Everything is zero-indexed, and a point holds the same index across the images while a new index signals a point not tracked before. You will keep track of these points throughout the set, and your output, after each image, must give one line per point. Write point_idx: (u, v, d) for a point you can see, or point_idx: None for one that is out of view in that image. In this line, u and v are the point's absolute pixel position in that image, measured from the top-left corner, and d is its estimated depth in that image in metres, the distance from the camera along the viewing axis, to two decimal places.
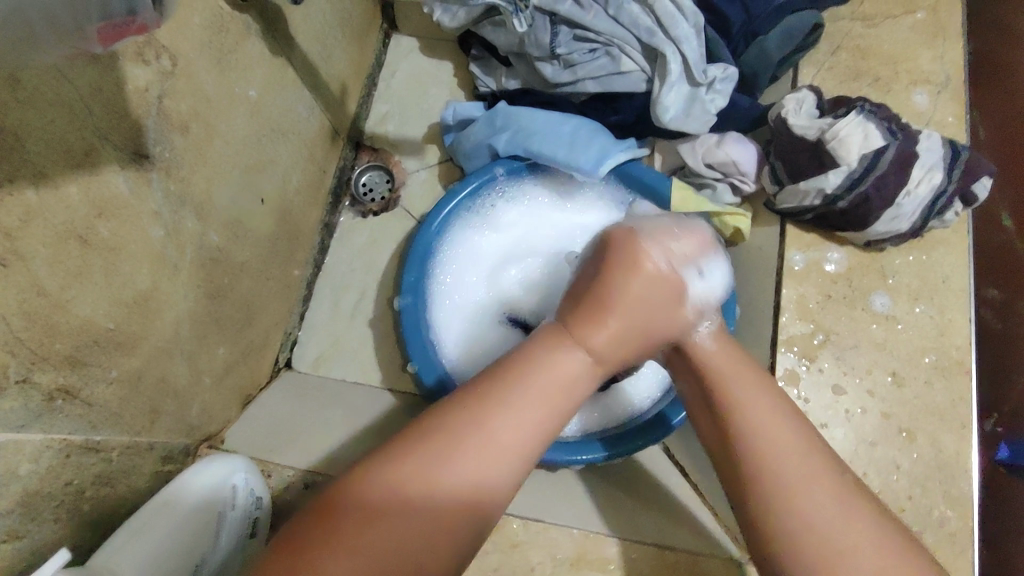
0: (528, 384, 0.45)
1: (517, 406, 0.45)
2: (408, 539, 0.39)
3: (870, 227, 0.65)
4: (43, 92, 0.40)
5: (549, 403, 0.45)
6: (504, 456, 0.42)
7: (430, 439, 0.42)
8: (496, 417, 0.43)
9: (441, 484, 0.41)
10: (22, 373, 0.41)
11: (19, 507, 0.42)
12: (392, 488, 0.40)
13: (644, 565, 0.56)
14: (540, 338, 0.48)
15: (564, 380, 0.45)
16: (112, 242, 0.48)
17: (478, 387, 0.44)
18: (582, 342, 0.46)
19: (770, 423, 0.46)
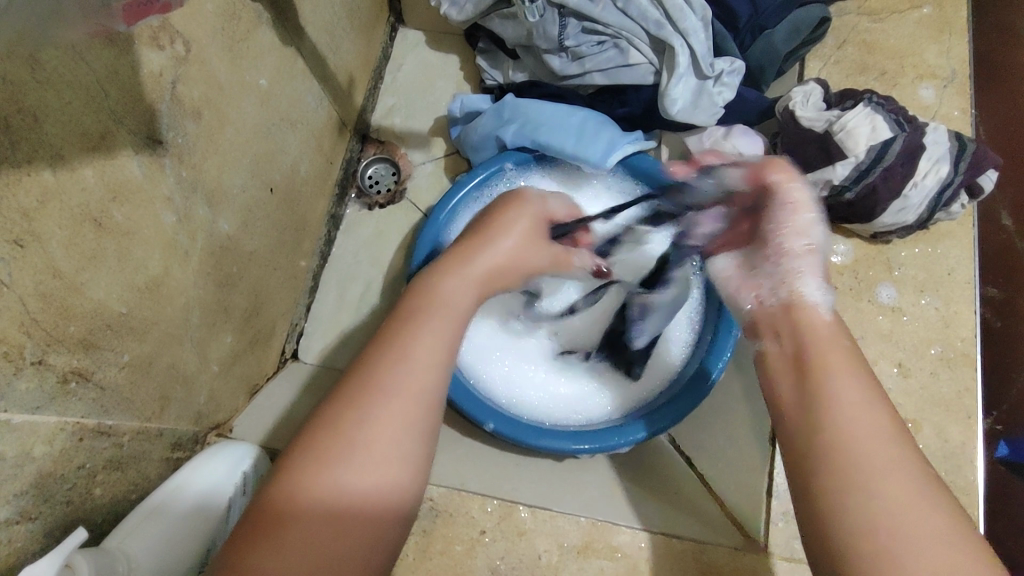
0: (450, 330, 0.46)
1: (436, 361, 0.43)
2: (353, 513, 0.37)
3: (877, 219, 0.66)
4: (62, 74, 0.40)
5: (442, 333, 0.45)
6: (419, 399, 0.41)
7: (347, 411, 0.40)
8: (406, 353, 0.43)
9: (371, 452, 0.39)
10: (37, 354, 0.41)
11: (33, 489, 0.43)
12: (316, 487, 0.37)
13: (652, 554, 0.57)
14: (448, 292, 0.48)
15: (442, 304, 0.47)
16: (125, 226, 0.48)
17: (396, 348, 0.43)
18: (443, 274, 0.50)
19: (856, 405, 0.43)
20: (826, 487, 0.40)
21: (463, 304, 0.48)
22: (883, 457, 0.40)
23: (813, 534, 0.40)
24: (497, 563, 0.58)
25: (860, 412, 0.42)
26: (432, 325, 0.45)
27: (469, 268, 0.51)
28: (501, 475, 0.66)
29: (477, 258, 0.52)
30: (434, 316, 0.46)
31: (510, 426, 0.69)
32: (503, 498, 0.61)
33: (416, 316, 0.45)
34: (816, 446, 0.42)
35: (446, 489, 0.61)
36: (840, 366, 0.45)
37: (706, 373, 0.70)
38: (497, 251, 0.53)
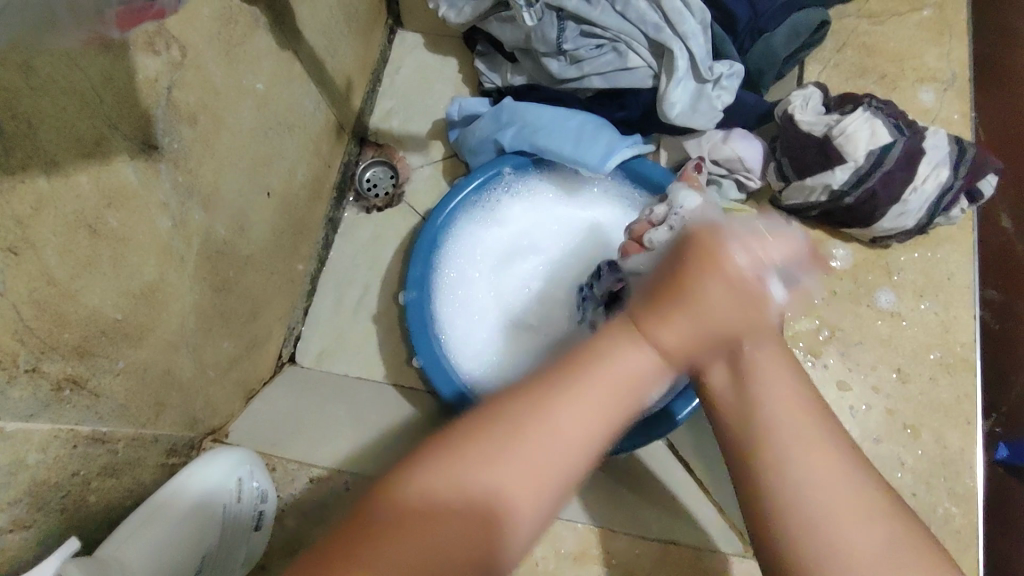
0: (610, 403, 0.39)
1: (590, 435, 0.39)
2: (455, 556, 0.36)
3: (876, 223, 0.65)
4: (56, 80, 0.39)
5: (608, 415, 0.39)
6: (561, 473, 0.38)
7: (487, 445, 0.38)
8: (556, 419, 0.38)
9: (495, 473, 0.37)
10: (31, 362, 0.41)
11: (27, 497, 0.42)
12: (437, 488, 0.37)
13: (649, 560, 0.57)
14: (635, 361, 0.39)
15: (622, 374, 0.39)
16: (120, 232, 0.48)
17: (557, 399, 0.39)
18: (644, 335, 0.40)
19: (787, 394, 0.40)
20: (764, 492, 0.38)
21: (650, 379, 0.40)
22: (826, 457, 0.38)
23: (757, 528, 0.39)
24: None
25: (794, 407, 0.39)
26: (593, 399, 0.39)
27: (715, 315, 0.40)
28: None
29: (718, 310, 0.39)
30: (601, 380, 0.39)
31: None
32: None
33: (587, 375, 0.39)
34: (753, 449, 0.39)
35: None
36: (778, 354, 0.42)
37: (672, 414, 0.69)
38: (710, 319, 0.39)
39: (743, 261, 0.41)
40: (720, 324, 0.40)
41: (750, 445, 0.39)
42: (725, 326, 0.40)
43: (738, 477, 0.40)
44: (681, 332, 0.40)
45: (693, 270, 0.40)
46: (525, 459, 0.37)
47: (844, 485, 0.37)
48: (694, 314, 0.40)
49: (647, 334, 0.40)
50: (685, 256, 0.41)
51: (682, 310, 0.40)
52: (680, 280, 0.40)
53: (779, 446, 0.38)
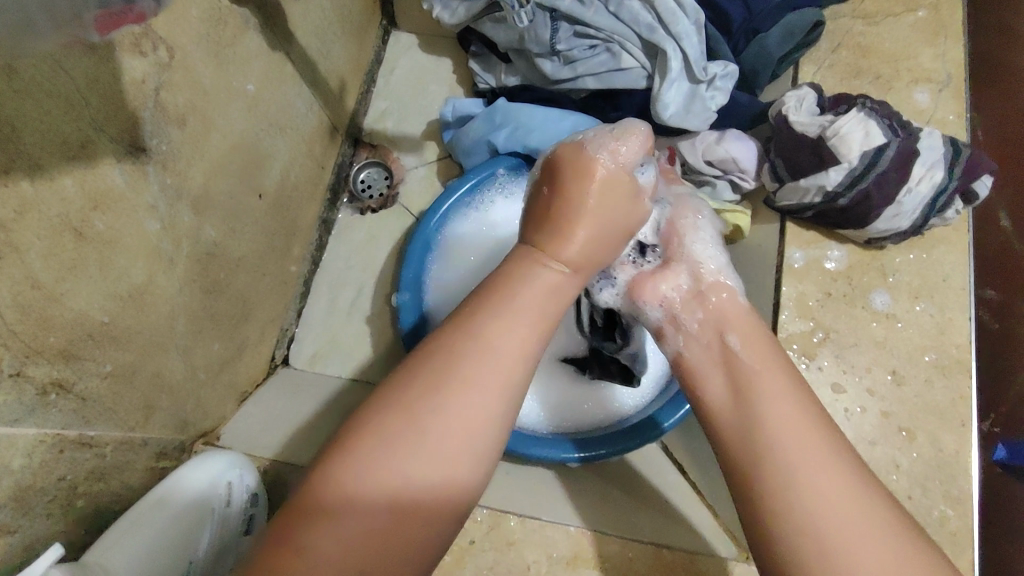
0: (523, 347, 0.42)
1: (495, 401, 0.40)
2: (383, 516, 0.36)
3: (870, 225, 0.65)
4: (39, 82, 0.39)
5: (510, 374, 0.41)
6: (486, 398, 0.39)
7: (408, 392, 0.39)
8: (478, 347, 0.40)
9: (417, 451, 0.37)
10: (15, 366, 0.40)
11: (11, 503, 0.42)
12: (364, 470, 0.36)
13: (641, 563, 0.56)
14: (534, 290, 0.44)
15: (526, 301, 0.43)
16: (107, 235, 0.47)
17: (456, 366, 0.39)
18: (548, 255, 0.46)
19: (785, 404, 0.44)
20: (762, 492, 0.41)
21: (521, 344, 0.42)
22: (821, 460, 0.41)
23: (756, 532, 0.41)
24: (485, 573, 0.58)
25: (791, 411, 0.43)
26: (514, 325, 0.42)
27: (570, 253, 0.46)
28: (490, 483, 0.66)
29: (599, 213, 0.48)
30: (528, 314, 0.43)
31: None
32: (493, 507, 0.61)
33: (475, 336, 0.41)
34: (749, 453, 0.43)
35: None
36: (765, 361, 0.47)
37: (658, 423, 0.69)
38: (599, 216, 0.48)
39: (614, 167, 0.50)
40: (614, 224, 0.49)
41: (748, 450, 0.43)
42: (603, 241, 0.48)
43: (738, 487, 0.43)
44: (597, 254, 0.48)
45: (579, 190, 0.48)
46: (438, 433, 0.38)
47: (841, 490, 0.39)
48: (591, 218, 0.48)
49: (549, 252, 0.46)
50: (568, 163, 0.50)
51: (575, 203, 0.48)
52: (572, 218, 0.47)
53: (776, 449, 0.42)
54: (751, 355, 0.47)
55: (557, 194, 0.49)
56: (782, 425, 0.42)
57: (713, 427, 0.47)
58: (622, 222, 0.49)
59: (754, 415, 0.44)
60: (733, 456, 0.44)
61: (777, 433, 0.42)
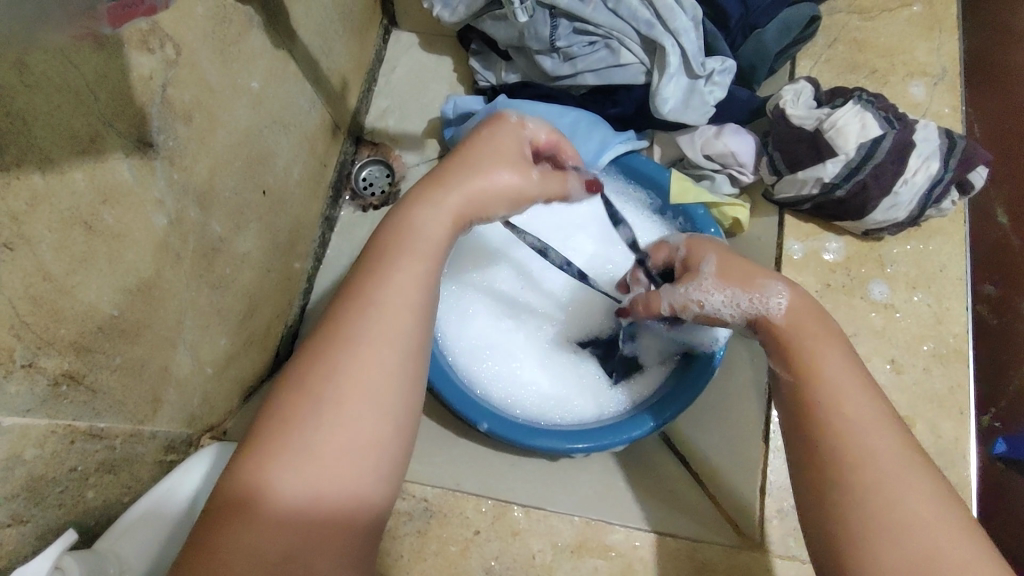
0: (422, 273, 0.43)
1: (403, 318, 0.41)
2: (311, 505, 0.36)
3: (868, 216, 0.66)
4: (50, 78, 0.40)
5: (416, 276, 0.43)
6: (396, 353, 0.40)
7: (317, 370, 0.39)
8: (375, 300, 0.41)
9: (332, 421, 0.38)
10: (27, 357, 0.41)
11: (24, 492, 0.43)
12: (285, 460, 0.37)
13: (648, 552, 0.58)
14: (425, 223, 0.45)
15: (418, 242, 0.44)
16: (115, 229, 0.48)
17: (363, 289, 0.42)
18: (437, 192, 0.46)
19: (853, 401, 0.42)
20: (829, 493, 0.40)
21: (441, 234, 0.45)
22: (895, 468, 0.39)
23: (814, 521, 0.41)
24: (490, 563, 0.59)
25: (862, 410, 0.42)
26: (411, 266, 0.43)
27: (444, 194, 0.46)
28: (495, 475, 0.66)
29: (474, 167, 0.48)
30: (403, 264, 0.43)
31: (504, 426, 0.67)
32: (498, 498, 0.62)
33: (388, 266, 0.42)
34: (811, 453, 0.42)
35: (441, 489, 0.62)
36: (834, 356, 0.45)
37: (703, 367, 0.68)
38: (491, 183, 0.47)
39: (495, 160, 0.49)
40: (511, 190, 0.48)
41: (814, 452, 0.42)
42: (499, 193, 0.48)
43: (803, 487, 0.42)
44: (503, 205, 0.49)
45: (482, 163, 0.48)
46: (354, 376, 0.39)
47: (903, 487, 0.39)
48: (461, 185, 0.47)
49: (436, 191, 0.46)
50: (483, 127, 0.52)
51: (471, 167, 0.48)
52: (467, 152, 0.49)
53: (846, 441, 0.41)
54: (820, 347, 0.45)
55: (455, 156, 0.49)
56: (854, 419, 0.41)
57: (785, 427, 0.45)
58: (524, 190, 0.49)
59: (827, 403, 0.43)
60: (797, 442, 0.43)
61: (838, 433, 0.41)
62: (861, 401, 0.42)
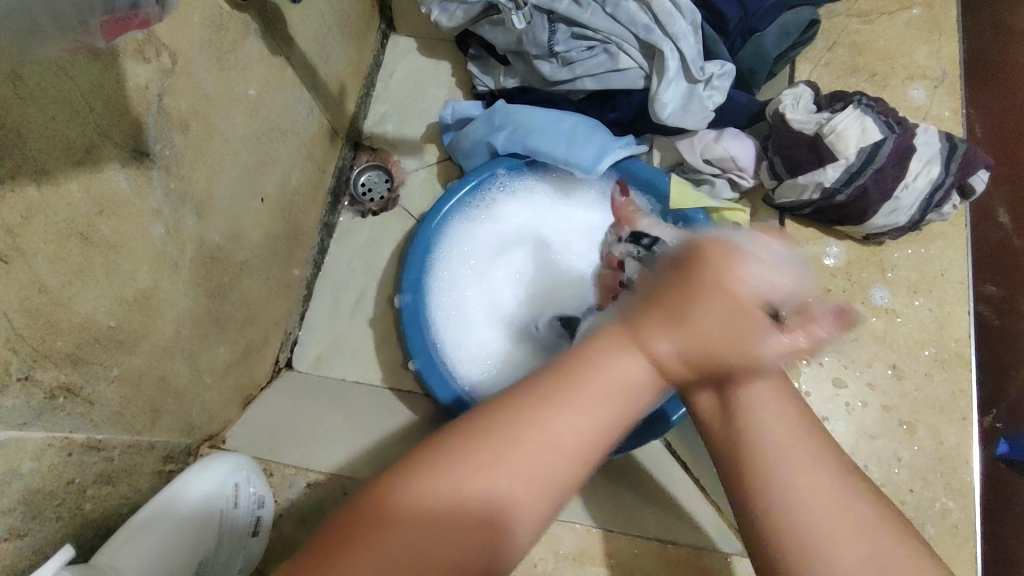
0: (605, 408, 0.38)
1: (581, 440, 0.38)
2: (440, 528, 0.36)
3: (869, 220, 0.65)
4: (45, 89, 0.40)
5: (609, 412, 0.38)
6: (559, 468, 0.37)
7: (499, 446, 0.37)
8: (563, 415, 0.38)
9: (489, 484, 0.36)
10: (23, 370, 0.41)
11: (22, 505, 0.42)
12: (431, 500, 0.36)
13: (646, 563, 0.57)
14: (629, 366, 0.38)
15: (600, 376, 0.38)
16: (112, 239, 0.48)
17: (560, 394, 0.38)
18: (644, 345, 0.38)
19: (778, 410, 0.40)
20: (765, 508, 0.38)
21: (644, 385, 0.39)
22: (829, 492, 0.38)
23: (752, 537, 0.39)
24: None
25: (787, 432, 0.39)
26: (645, 394, 0.39)
27: (684, 311, 0.38)
28: None
29: (718, 320, 0.37)
30: (602, 393, 0.38)
31: None
32: None
33: (581, 373, 0.39)
34: (745, 470, 0.39)
35: None
36: (756, 372, 0.41)
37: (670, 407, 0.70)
38: (724, 298, 0.38)
39: (757, 282, 0.39)
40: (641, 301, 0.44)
41: (746, 465, 0.39)
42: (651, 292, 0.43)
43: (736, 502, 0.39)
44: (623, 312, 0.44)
45: (717, 273, 0.39)
46: (522, 470, 0.37)
47: (840, 511, 0.37)
48: (718, 318, 0.37)
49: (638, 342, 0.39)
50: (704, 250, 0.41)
51: (723, 261, 0.40)
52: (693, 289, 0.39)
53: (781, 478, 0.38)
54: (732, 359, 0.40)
55: (684, 271, 0.40)
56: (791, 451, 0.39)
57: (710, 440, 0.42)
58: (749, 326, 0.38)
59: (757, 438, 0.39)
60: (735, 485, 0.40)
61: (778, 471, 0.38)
62: (792, 426, 0.39)
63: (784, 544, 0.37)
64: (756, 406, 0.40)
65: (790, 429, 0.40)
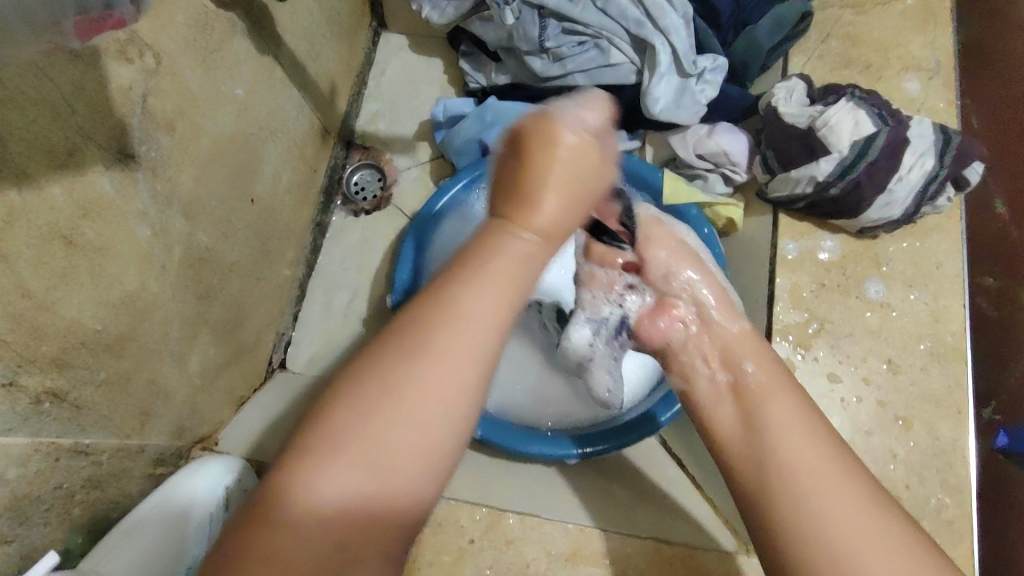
0: (498, 309, 0.38)
1: (473, 366, 0.37)
2: (343, 514, 0.34)
3: (863, 214, 0.65)
4: (23, 91, 0.39)
5: (492, 310, 0.38)
6: (448, 398, 0.36)
7: (364, 392, 0.36)
8: (433, 345, 0.36)
9: (374, 445, 0.35)
10: (8, 376, 0.40)
11: (8, 512, 0.42)
12: (319, 482, 0.34)
13: (642, 560, 0.57)
14: (510, 256, 0.39)
15: (486, 285, 0.38)
16: (97, 243, 0.47)
17: (441, 312, 0.37)
18: (522, 224, 0.40)
19: (791, 429, 0.46)
20: (773, 511, 0.43)
21: (524, 271, 0.39)
22: (830, 483, 0.42)
23: (762, 533, 0.44)
24: (486, 571, 0.58)
25: (795, 430, 0.46)
26: (497, 303, 0.38)
27: (538, 204, 0.40)
28: (491, 483, 0.66)
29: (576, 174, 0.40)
30: (497, 279, 0.38)
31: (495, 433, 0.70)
32: (493, 506, 0.61)
33: (467, 283, 0.38)
34: (757, 474, 0.46)
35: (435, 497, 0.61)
36: (768, 385, 0.49)
37: (655, 417, 0.71)
38: (570, 147, 0.41)
39: (577, 128, 0.42)
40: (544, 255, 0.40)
41: (761, 478, 0.45)
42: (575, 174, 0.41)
43: (746, 505, 0.46)
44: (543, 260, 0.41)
45: (549, 147, 0.41)
46: (404, 429, 0.35)
47: (838, 499, 0.42)
48: (561, 182, 0.40)
49: (523, 223, 0.40)
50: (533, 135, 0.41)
51: (557, 160, 0.40)
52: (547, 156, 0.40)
53: (788, 471, 0.44)
54: (760, 383, 0.49)
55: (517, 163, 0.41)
56: (799, 447, 0.45)
57: (726, 455, 0.49)
58: (602, 178, 0.43)
59: (770, 437, 0.46)
60: (744, 482, 0.46)
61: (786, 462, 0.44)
62: (803, 434, 0.46)
63: (787, 538, 0.42)
64: (770, 420, 0.47)
65: (798, 433, 0.46)
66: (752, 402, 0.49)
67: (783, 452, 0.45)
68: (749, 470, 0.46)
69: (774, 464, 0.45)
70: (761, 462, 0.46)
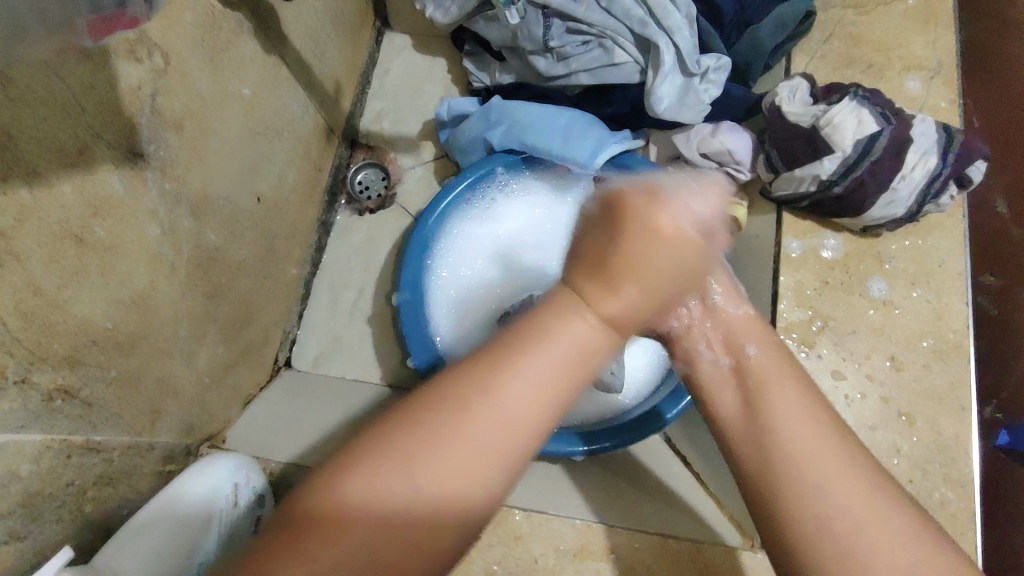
0: (561, 376, 0.38)
1: (526, 418, 0.37)
2: (374, 531, 0.35)
3: (866, 212, 0.65)
4: (35, 91, 0.39)
5: (556, 384, 0.38)
6: (497, 440, 0.36)
7: (422, 427, 0.36)
8: (485, 397, 0.37)
9: (413, 472, 0.35)
10: (21, 372, 0.41)
11: (21, 508, 0.42)
12: (357, 492, 0.35)
13: (649, 554, 0.57)
14: (577, 337, 0.37)
15: (552, 349, 0.37)
16: (107, 240, 0.48)
17: (502, 360, 0.38)
18: (592, 306, 0.37)
19: (797, 420, 0.45)
20: (778, 503, 0.43)
21: (598, 354, 0.38)
22: (839, 482, 0.42)
23: (766, 526, 0.44)
24: (493, 568, 0.58)
25: (803, 421, 0.45)
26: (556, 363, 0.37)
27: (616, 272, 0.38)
28: None
29: (660, 262, 0.38)
30: (559, 351, 0.37)
31: None
32: None
33: (529, 338, 0.38)
34: (762, 465, 0.45)
35: None
36: (775, 375, 0.49)
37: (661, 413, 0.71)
38: (661, 237, 0.38)
39: (688, 220, 0.40)
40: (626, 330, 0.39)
41: (765, 469, 0.44)
42: (668, 269, 0.39)
43: (753, 499, 0.45)
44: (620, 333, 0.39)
45: (642, 224, 0.39)
46: (447, 466, 0.36)
47: (846, 494, 0.41)
48: (641, 276, 0.38)
49: (593, 307, 0.37)
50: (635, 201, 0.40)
51: (670, 249, 0.39)
52: (633, 225, 0.39)
53: (792, 462, 0.44)
54: (768, 370, 0.49)
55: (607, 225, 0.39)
56: (806, 441, 0.44)
57: (726, 441, 0.49)
58: (693, 269, 0.40)
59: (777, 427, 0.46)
60: (749, 472, 0.46)
61: (796, 453, 0.44)
62: (812, 428, 0.45)
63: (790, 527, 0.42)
64: (774, 409, 0.47)
65: (804, 424, 0.45)
66: (755, 386, 0.49)
67: (790, 442, 0.44)
68: (755, 456, 0.46)
69: (780, 455, 0.44)
70: (766, 450, 0.45)
